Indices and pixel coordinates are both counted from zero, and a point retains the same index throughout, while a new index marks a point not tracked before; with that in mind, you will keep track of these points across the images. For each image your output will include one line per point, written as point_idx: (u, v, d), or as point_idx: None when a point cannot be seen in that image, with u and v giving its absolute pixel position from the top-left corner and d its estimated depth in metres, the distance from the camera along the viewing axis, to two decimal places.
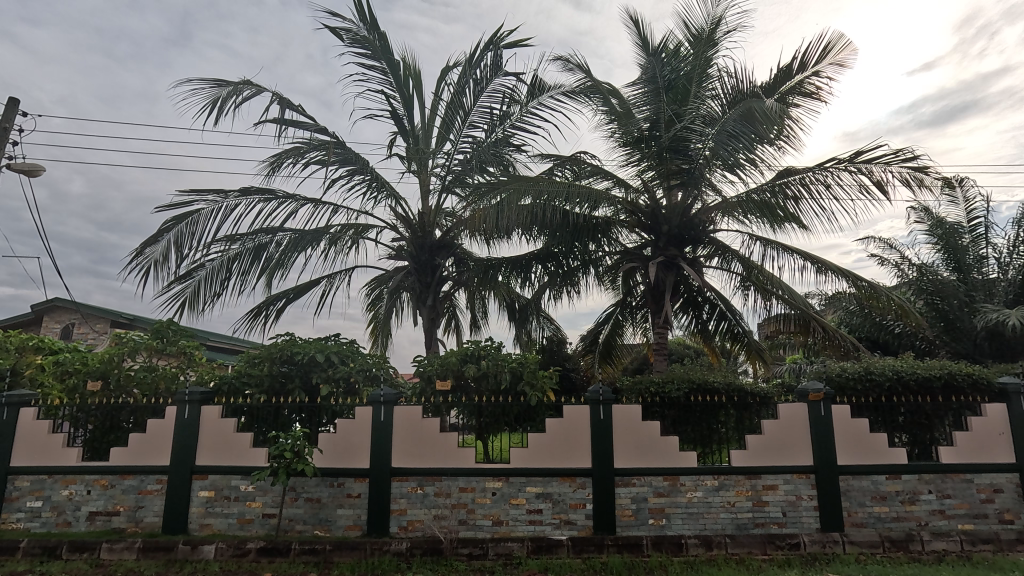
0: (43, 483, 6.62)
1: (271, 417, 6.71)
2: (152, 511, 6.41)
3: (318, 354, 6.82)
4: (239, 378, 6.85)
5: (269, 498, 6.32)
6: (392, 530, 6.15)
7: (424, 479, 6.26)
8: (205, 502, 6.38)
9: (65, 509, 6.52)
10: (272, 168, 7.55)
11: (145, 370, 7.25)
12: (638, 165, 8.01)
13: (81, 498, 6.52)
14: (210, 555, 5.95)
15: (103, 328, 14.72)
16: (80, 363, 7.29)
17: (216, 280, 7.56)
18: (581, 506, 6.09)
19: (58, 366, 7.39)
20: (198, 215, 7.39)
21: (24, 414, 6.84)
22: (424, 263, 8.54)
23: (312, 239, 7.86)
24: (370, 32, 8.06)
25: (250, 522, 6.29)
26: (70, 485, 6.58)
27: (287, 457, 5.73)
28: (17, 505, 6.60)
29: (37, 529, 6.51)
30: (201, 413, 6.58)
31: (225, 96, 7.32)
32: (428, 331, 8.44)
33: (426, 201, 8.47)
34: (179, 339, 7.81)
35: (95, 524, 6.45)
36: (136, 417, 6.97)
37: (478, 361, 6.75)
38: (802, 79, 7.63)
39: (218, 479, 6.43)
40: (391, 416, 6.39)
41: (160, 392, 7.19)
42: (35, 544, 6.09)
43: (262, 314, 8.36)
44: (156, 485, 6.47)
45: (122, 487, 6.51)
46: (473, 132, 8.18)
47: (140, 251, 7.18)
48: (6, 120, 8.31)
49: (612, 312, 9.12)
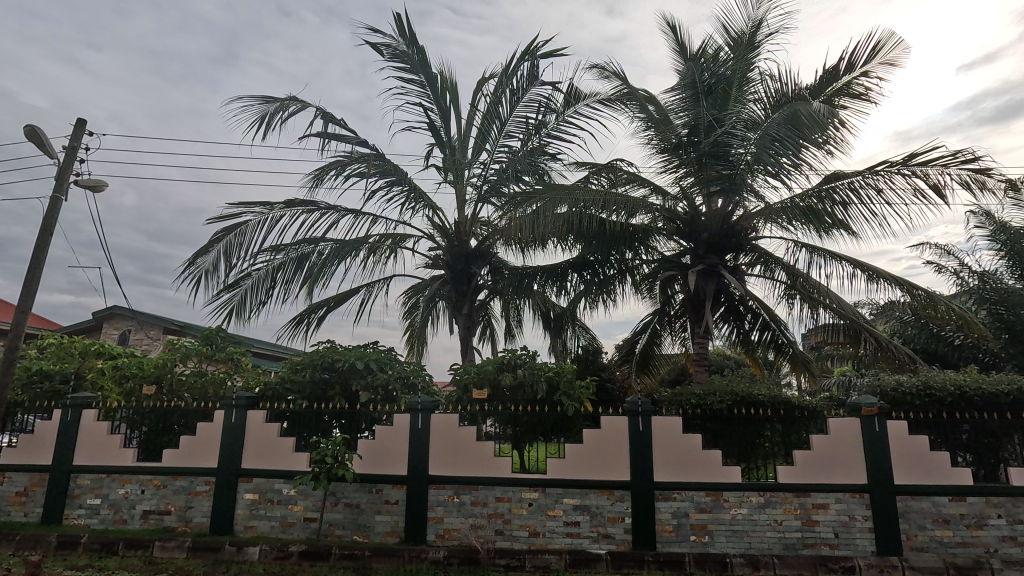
0: (101, 481, 6.98)
1: (312, 423, 6.86)
2: (200, 511, 6.65)
3: (358, 362, 6.96)
4: (282, 384, 7.05)
5: (310, 502, 6.46)
6: (429, 538, 6.17)
7: (461, 488, 6.26)
8: (250, 505, 6.57)
9: (121, 507, 6.84)
10: (315, 181, 7.79)
11: (196, 375, 7.66)
12: (676, 172, 7.86)
13: (136, 496, 6.83)
14: (255, 557, 6.10)
15: (158, 335, 15.50)
16: (137, 367, 7.70)
17: (262, 288, 7.84)
18: (620, 520, 5.96)
19: (116, 371, 7.79)
20: (246, 227, 7.69)
21: (85, 416, 7.24)
22: (460, 271, 8.60)
23: (352, 248, 8.04)
24: (409, 46, 8.25)
25: (292, 526, 6.43)
26: (126, 484, 6.90)
27: (328, 462, 5.85)
28: (78, 502, 6.97)
29: (96, 525, 6.84)
30: (246, 418, 6.80)
31: (273, 111, 7.61)
32: (464, 340, 8.47)
33: (463, 210, 8.57)
34: (227, 345, 8.10)
35: (148, 522, 6.73)
36: (185, 420, 7.25)
37: (514, 370, 6.63)
38: (850, 80, 7.37)
39: (263, 482, 6.61)
40: (428, 424, 6.44)
41: (209, 396, 7.56)
42: (94, 541, 6.40)
43: (304, 323, 8.59)
44: (204, 487, 6.72)
45: (173, 487, 6.78)
46: (510, 142, 8.24)
47: (193, 261, 7.53)
48: (76, 140, 8.90)
49: (649, 321, 8.93)
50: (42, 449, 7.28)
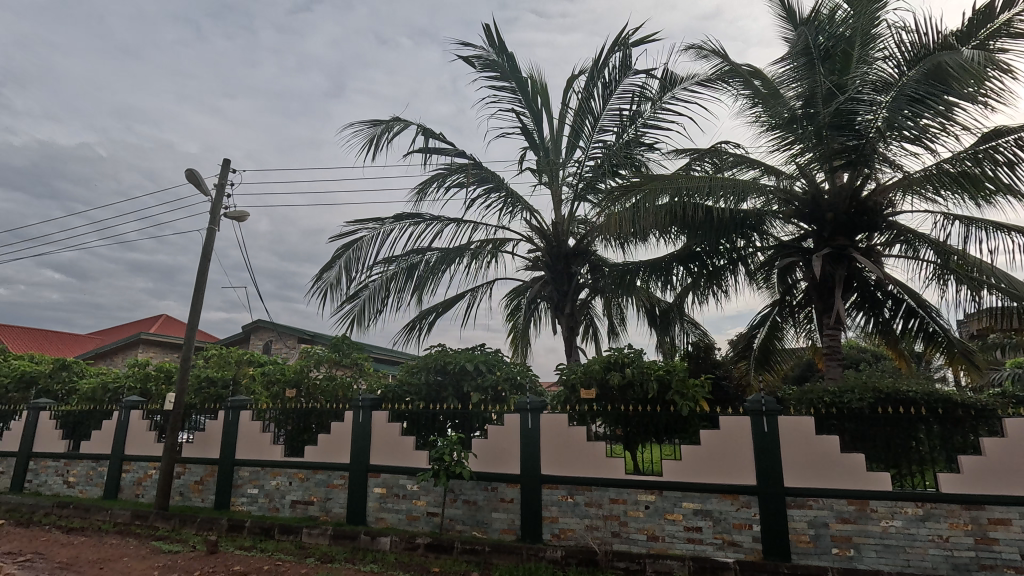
0: (258, 473, 7.98)
1: (428, 424, 7.26)
2: (338, 503, 7.33)
3: (468, 364, 7.25)
4: (402, 386, 7.55)
5: (431, 497, 6.83)
6: (546, 537, 6.22)
7: (574, 488, 6.24)
8: (380, 498, 7.10)
9: (274, 497, 7.76)
10: (420, 195, 8.26)
11: (328, 379, 8.44)
12: (791, 149, 7.15)
13: (285, 487, 7.71)
14: (386, 546, 6.57)
15: (294, 343, 17.40)
16: (280, 373, 8.72)
17: (378, 297, 8.47)
18: (747, 527, 5.55)
19: (264, 376, 8.87)
20: (362, 242, 8.36)
21: (242, 416, 8.32)
22: (560, 271, 8.59)
23: (456, 255, 8.39)
24: (499, 55, 8.44)
25: (417, 519, 6.85)
26: (277, 476, 7.82)
27: (446, 460, 6.15)
28: (241, 491, 8.04)
29: (256, 512, 7.83)
30: (372, 418, 7.39)
31: (380, 133, 8.19)
32: (568, 340, 8.45)
33: (559, 210, 8.56)
34: (352, 351, 8.87)
35: (297, 511, 7.57)
36: (320, 420, 8.00)
37: (622, 369, 6.53)
38: (1010, 18, 6.19)
39: (389, 477, 7.12)
40: (538, 424, 6.52)
41: (339, 398, 8.31)
42: (255, 525, 7.32)
43: (416, 328, 9.13)
44: (340, 481, 7.39)
45: (315, 480, 7.55)
46: (604, 137, 8.08)
47: (320, 276, 8.35)
48: (223, 178, 10.30)
49: (767, 314, 8.26)
50: (212, 444, 8.51)
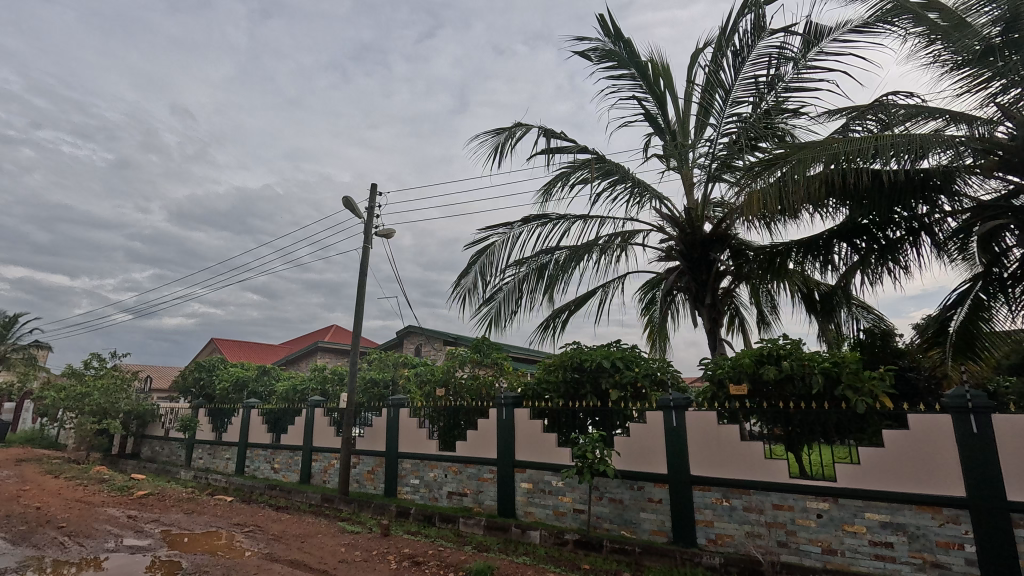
0: (418, 465, 8.79)
1: (569, 421, 7.32)
2: (489, 495, 7.75)
3: (604, 361, 7.12)
4: (540, 383, 7.69)
5: (577, 494, 6.88)
6: (700, 542, 5.87)
7: (729, 491, 5.80)
8: (527, 493, 7.34)
9: (433, 487, 8.47)
10: (545, 196, 8.36)
11: (472, 378, 9.00)
12: (991, 86, 5.89)
13: (442, 479, 8.38)
14: (536, 540, 6.77)
15: (440, 345, 18.82)
16: (430, 374, 9.49)
17: (512, 299, 8.77)
18: (957, 547, 4.61)
19: (418, 377, 9.74)
20: (494, 247, 8.73)
21: (402, 414, 9.26)
22: (697, 260, 8.04)
23: (585, 252, 8.32)
24: (616, 43, 8.20)
25: (564, 515, 6.94)
26: (434, 468, 8.53)
27: (589, 458, 6.13)
28: (405, 481, 8.93)
29: (419, 500, 8.62)
30: (515, 415, 7.73)
31: (504, 140, 8.48)
32: (710, 332, 7.89)
33: (692, 195, 8.01)
34: (491, 352, 9.33)
35: (453, 501, 8.17)
36: (468, 417, 8.49)
37: (778, 361, 5.86)
38: None
39: (534, 473, 7.33)
40: (683, 421, 6.21)
41: (483, 396, 8.78)
42: (419, 512, 8.06)
43: (550, 327, 9.26)
44: (489, 474, 7.82)
45: (467, 473, 8.08)
46: (739, 109, 7.39)
47: (458, 282, 8.90)
48: (372, 201, 11.55)
49: (968, 291, 6.80)
50: (379, 438, 9.59)
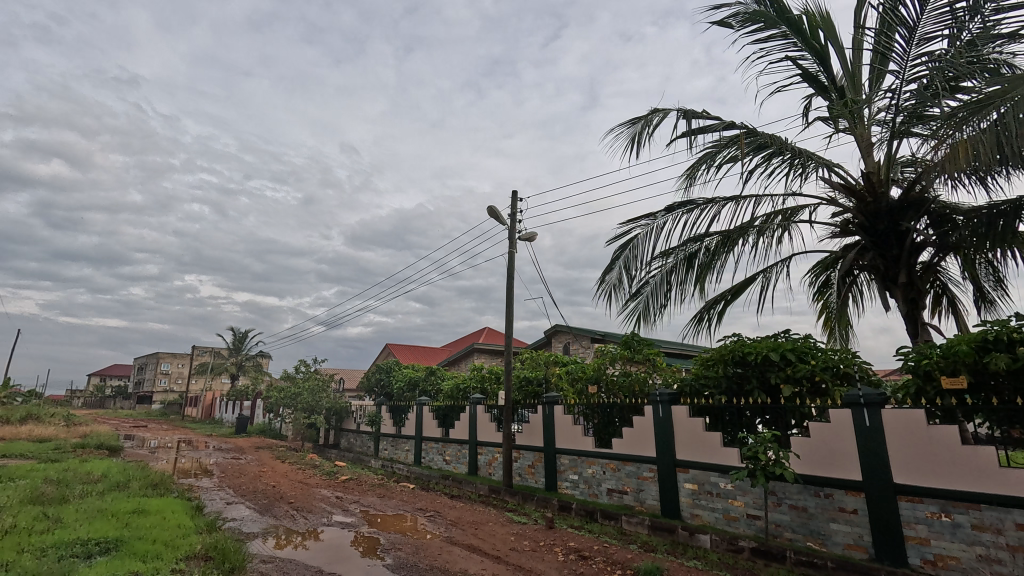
0: (576, 461, 8.96)
1: (735, 419, 6.80)
2: (651, 494, 7.58)
3: (772, 353, 6.43)
4: (698, 379, 7.28)
5: (750, 498, 6.37)
6: (913, 563, 5.00)
7: (949, 505, 4.83)
8: (692, 494, 7.01)
9: (593, 484, 8.55)
10: (690, 180, 7.88)
11: (624, 375, 8.80)
12: None
13: (601, 476, 8.43)
14: (707, 544, 6.42)
15: (588, 343, 18.84)
16: (581, 371, 9.53)
17: (661, 293, 8.41)
18: None
19: (569, 375, 9.89)
20: (638, 240, 8.52)
21: (556, 411, 9.56)
22: (883, 232, 6.81)
23: (739, 235, 7.65)
24: (761, 2, 7.37)
25: (736, 520, 6.47)
26: (592, 464, 8.63)
27: (762, 459, 5.63)
28: (564, 476, 9.16)
29: (579, 495, 8.77)
30: (673, 412, 7.46)
31: (641, 130, 8.19)
32: (909, 315, 6.73)
33: (872, 158, 6.87)
34: (643, 347, 9.04)
35: (614, 498, 8.14)
36: (622, 414, 8.42)
37: (1012, 348, 4.64)
38: None
39: (699, 474, 6.97)
40: (879, 420, 5.38)
41: (637, 393, 8.57)
42: (581, 508, 8.20)
43: (705, 319, 8.69)
44: (650, 473, 7.66)
45: (626, 471, 8.02)
46: (931, 47, 6.15)
47: (604, 279, 8.86)
48: (514, 208, 12.08)
49: None
50: (537, 434, 10.00)
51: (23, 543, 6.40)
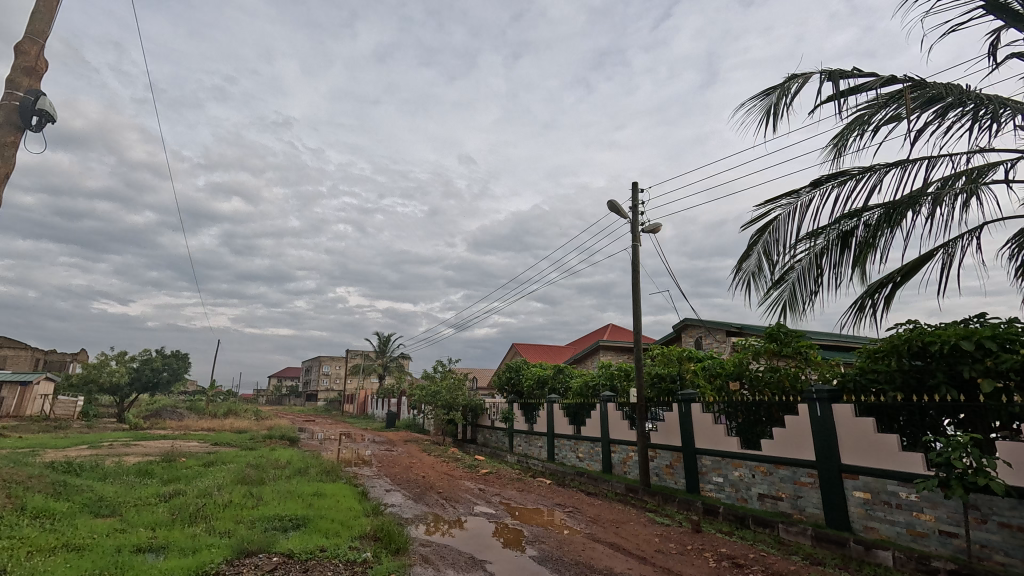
0: (719, 462, 8.45)
1: (916, 418, 5.86)
2: (811, 502, 6.87)
3: (964, 342, 5.31)
4: (864, 374, 6.40)
5: (942, 512, 5.43)
6: None
7: None
8: (864, 504, 6.20)
9: (740, 487, 7.99)
10: None
11: (771, 371, 7.91)
12: None
13: (749, 479, 7.85)
14: (888, 562, 5.61)
15: (724, 337, 17.52)
16: (719, 366, 8.91)
17: None
18: None
19: (706, 370, 9.27)
20: None
21: (694, 408, 9.13)
22: None
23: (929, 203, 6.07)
24: None
25: (925, 537, 5.56)
26: (738, 467, 8.07)
27: (958, 468, 4.76)
28: (707, 478, 8.67)
29: (725, 499, 8.24)
30: (833, 411, 6.72)
31: None
32: None
33: None
34: (792, 340, 7.93)
35: (766, 504, 7.52)
36: (771, 412, 7.79)
37: None
38: None
39: (872, 481, 6.14)
40: None
41: (787, 389, 7.62)
42: (729, 512, 7.70)
43: None
44: (809, 478, 6.95)
45: (779, 475, 7.37)
46: None
47: None
48: (635, 199, 11.72)
49: None
50: (674, 433, 9.62)
51: (238, 515, 7.76)
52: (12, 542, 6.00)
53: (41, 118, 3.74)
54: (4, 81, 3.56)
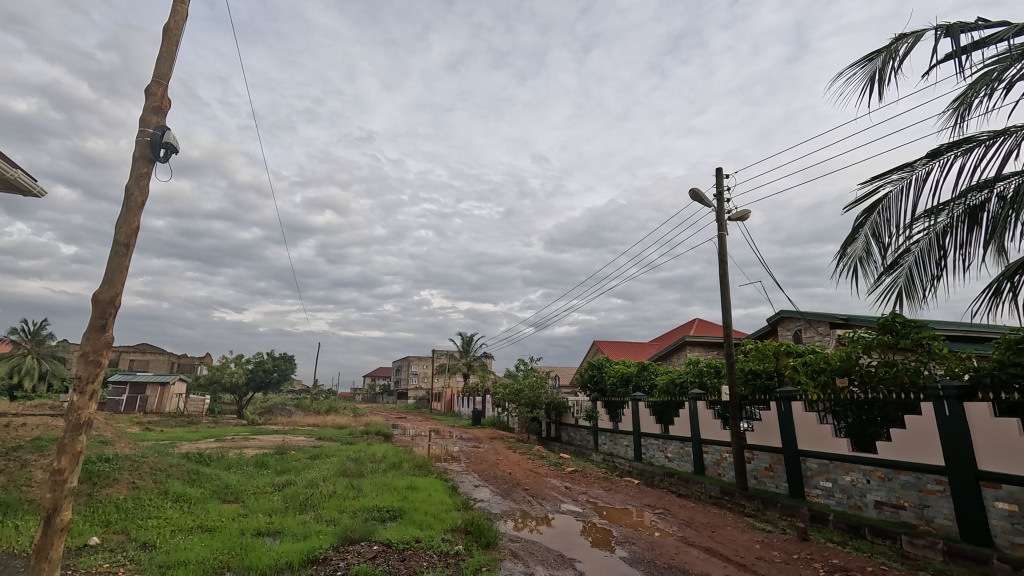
0: (827, 466, 7.77)
1: None
2: (941, 512, 6.10)
3: None
4: (1002, 368, 5.57)
5: None
6: None
7: None
8: (1009, 517, 5.40)
9: (853, 494, 7.29)
10: None
11: (886, 366, 7.05)
12: None
13: (863, 485, 7.13)
14: None
15: (827, 330, 16.02)
16: (823, 361, 8.08)
17: None
18: None
19: (807, 366, 8.41)
20: None
21: (795, 407, 8.48)
22: None
23: None
24: None
25: None
26: (850, 471, 7.37)
27: None
28: (813, 482, 8.00)
29: (835, 506, 7.56)
30: (965, 410, 5.95)
31: None
32: None
33: None
34: (911, 331, 7.09)
35: (885, 513, 6.80)
36: (886, 412, 7.06)
37: None
38: None
39: (1018, 491, 5.32)
40: None
41: (908, 386, 6.70)
42: (841, 520, 7.06)
43: None
44: (937, 486, 6.18)
45: (900, 481, 6.62)
46: None
47: None
48: (720, 186, 11.09)
49: None
50: (773, 433, 8.98)
51: (341, 505, 8.35)
52: (159, 522, 6.89)
53: (168, 150, 4.10)
54: (138, 120, 4.05)
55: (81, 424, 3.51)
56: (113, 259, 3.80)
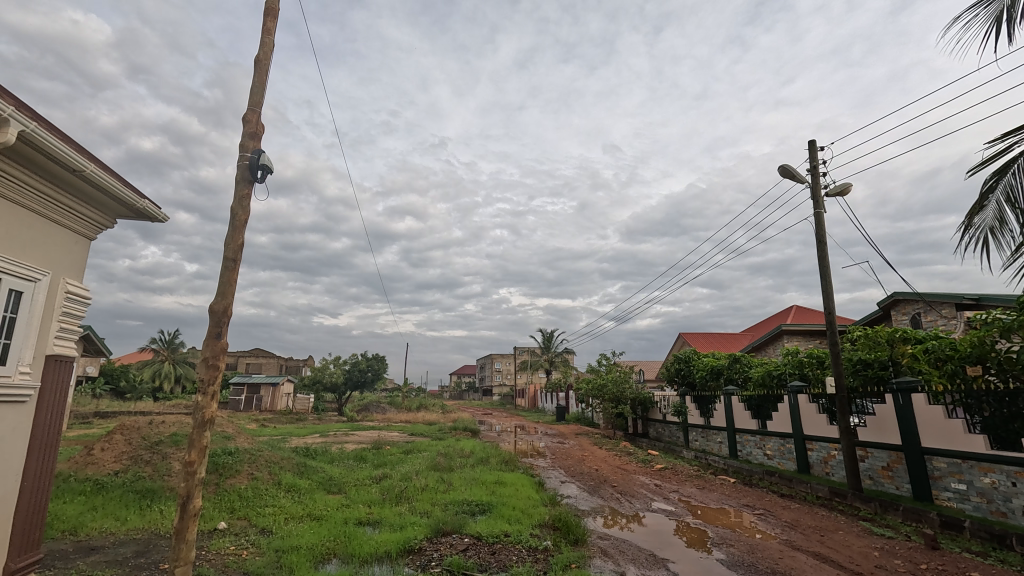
0: (959, 466, 6.87)
1: None
2: None
3: None
4: None
5: None
6: None
7: None
8: None
9: (994, 498, 6.37)
10: None
11: None
12: None
13: (1007, 489, 6.22)
14: None
15: (953, 312, 14.22)
16: (950, 349, 7.19)
17: None
18: None
19: (930, 355, 7.50)
20: None
21: (917, 401, 7.57)
22: None
23: None
24: None
25: None
26: (990, 472, 6.45)
27: None
28: (943, 484, 7.10)
29: (973, 512, 6.65)
30: None
31: None
32: None
33: None
34: None
35: None
36: None
37: None
38: None
39: None
40: None
41: None
42: (980, 529, 6.19)
43: None
44: None
45: None
46: None
47: None
48: (814, 159, 10.16)
49: None
50: (890, 428, 8.10)
51: (433, 498, 8.71)
52: (275, 510, 7.61)
53: (264, 171, 4.49)
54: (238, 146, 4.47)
55: (205, 422, 3.94)
56: (224, 274, 4.21)
